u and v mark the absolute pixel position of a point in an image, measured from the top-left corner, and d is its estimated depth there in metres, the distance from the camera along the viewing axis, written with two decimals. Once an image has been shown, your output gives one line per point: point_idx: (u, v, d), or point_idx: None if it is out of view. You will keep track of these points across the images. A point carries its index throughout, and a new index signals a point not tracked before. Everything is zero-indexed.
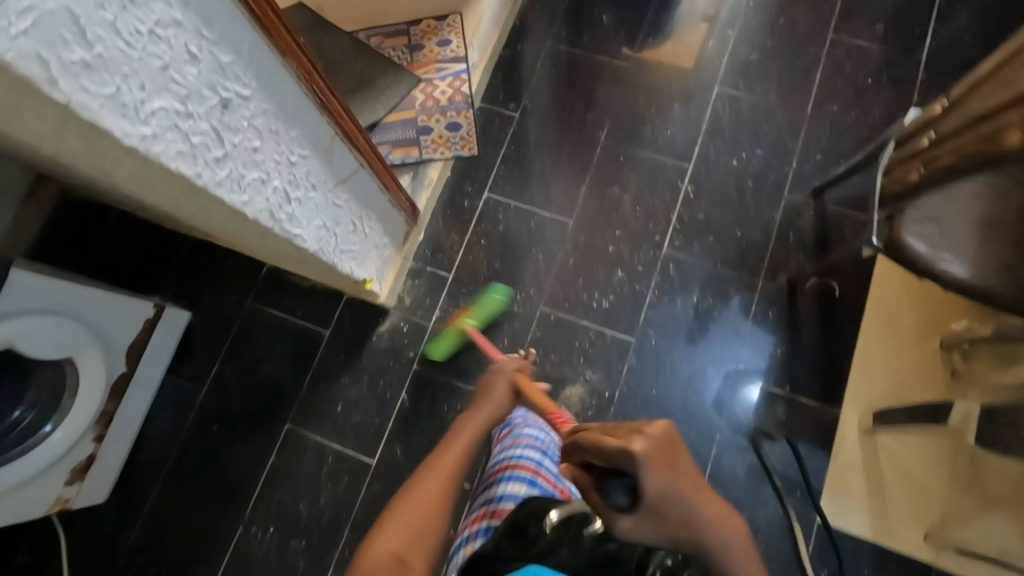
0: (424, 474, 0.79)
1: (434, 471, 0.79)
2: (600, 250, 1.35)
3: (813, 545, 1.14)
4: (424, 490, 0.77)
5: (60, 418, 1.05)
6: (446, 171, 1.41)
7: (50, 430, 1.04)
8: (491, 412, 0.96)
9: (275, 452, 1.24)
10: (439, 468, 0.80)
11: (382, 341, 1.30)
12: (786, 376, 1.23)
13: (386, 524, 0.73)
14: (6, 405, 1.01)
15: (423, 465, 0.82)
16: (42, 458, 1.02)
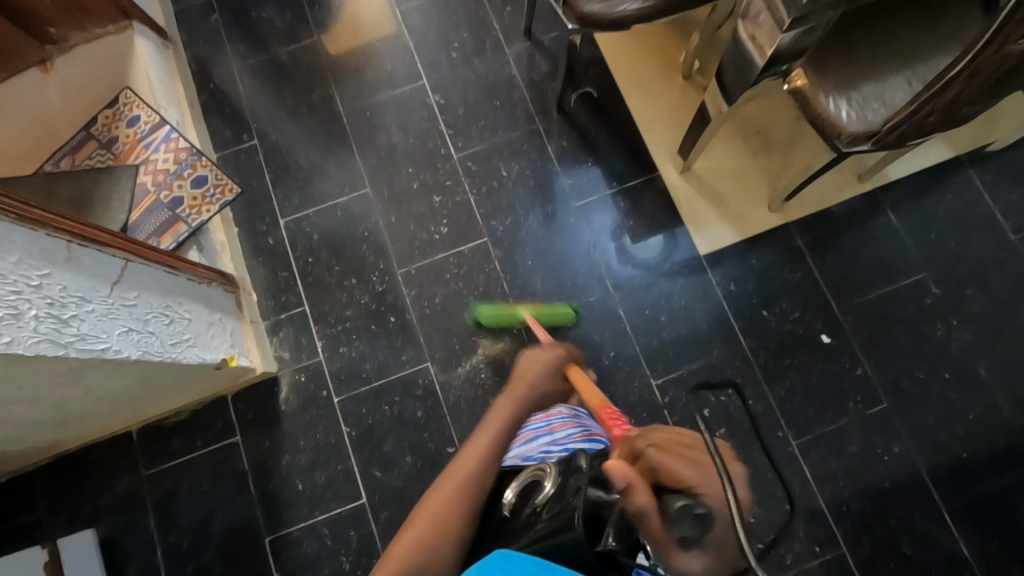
0: (453, 465, 0.75)
1: (459, 461, 0.75)
2: (409, 193, 1.39)
3: (713, 279, 1.31)
4: (450, 485, 0.72)
5: None
6: (236, 228, 1.36)
7: None
8: (528, 398, 0.89)
9: (276, 566, 1.21)
10: (461, 464, 0.75)
11: (293, 402, 1.28)
12: (608, 175, 1.38)
13: (411, 522, 0.69)
14: None
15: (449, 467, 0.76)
16: None
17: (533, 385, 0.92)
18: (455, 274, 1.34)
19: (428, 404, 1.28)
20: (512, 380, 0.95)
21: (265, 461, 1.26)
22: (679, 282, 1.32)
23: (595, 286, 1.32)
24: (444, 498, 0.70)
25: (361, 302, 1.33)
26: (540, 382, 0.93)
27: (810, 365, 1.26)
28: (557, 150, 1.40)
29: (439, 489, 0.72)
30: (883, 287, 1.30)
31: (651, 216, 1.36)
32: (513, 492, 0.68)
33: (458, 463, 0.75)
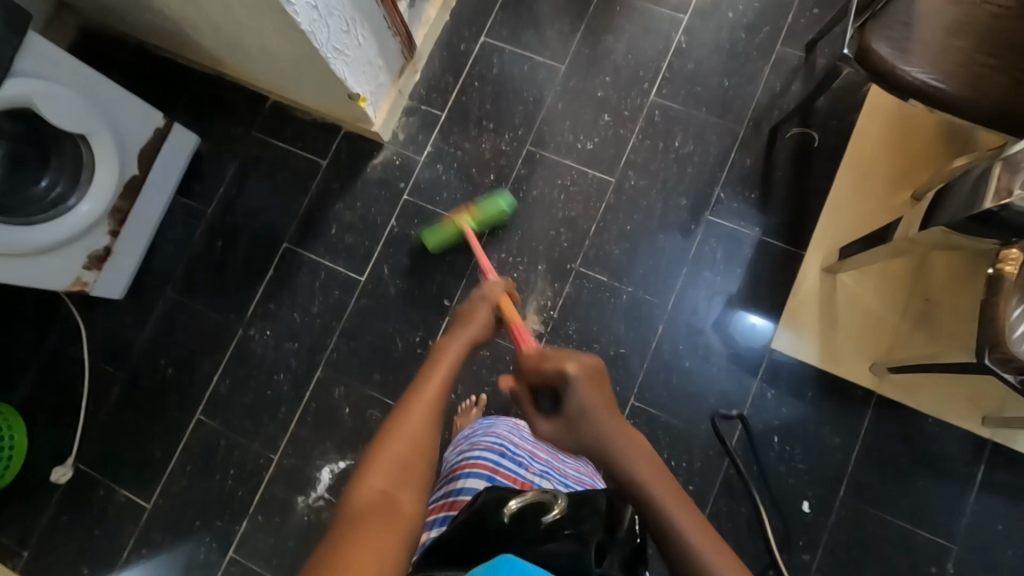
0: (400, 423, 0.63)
1: (414, 404, 0.65)
2: (589, 97, 1.38)
3: (756, 374, 1.22)
4: (411, 435, 0.63)
5: (83, 194, 1.18)
6: (448, 17, 1.44)
7: (74, 204, 1.17)
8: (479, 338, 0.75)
9: (274, 266, 1.40)
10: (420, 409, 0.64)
11: (376, 172, 1.40)
12: (756, 218, 1.29)
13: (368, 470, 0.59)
14: (36, 175, 1.14)
15: (388, 424, 0.64)
16: (70, 226, 1.15)
17: (484, 325, 0.77)
18: (564, 186, 1.35)
19: (459, 258, 1.35)
20: (454, 322, 0.76)
21: (326, 194, 1.41)
22: (727, 351, 1.24)
23: (659, 292, 1.28)
24: (408, 449, 0.61)
25: (481, 145, 1.39)
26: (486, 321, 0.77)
27: (769, 513, 1.17)
28: (736, 163, 1.31)
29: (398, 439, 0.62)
30: (902, 520, 1.14)
31: (759, 282, 1.26)
32: (514, 501, 0.56)
33: (412, 406, 0.65)
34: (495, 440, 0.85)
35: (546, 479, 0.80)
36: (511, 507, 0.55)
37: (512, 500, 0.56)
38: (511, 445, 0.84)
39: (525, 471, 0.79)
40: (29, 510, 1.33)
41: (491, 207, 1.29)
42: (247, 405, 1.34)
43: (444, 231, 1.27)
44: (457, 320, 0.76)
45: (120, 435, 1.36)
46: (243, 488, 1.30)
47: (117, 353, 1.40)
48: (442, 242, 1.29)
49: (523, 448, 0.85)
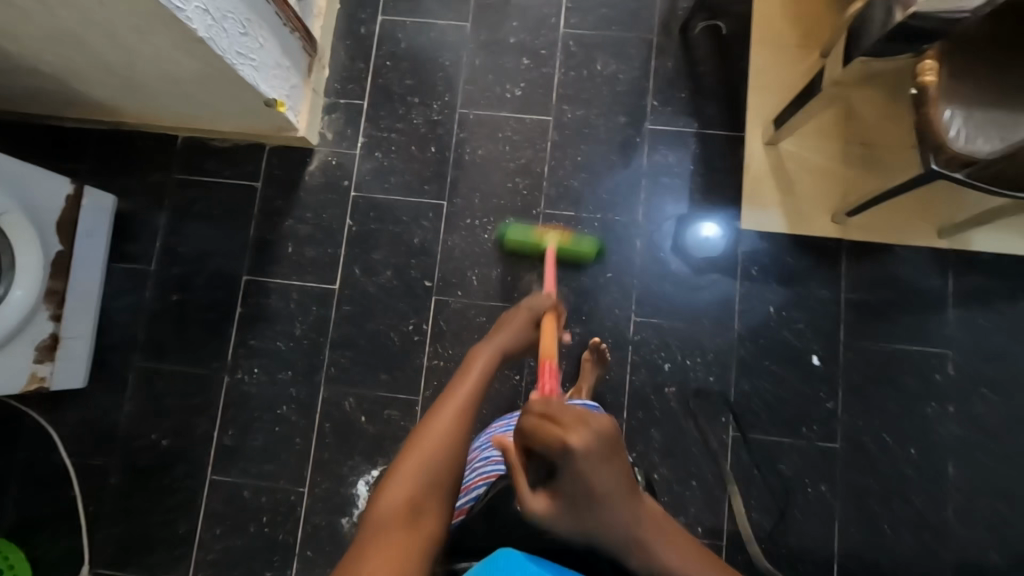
0: (434, 415, 0.67)
1: (443, 408, 0.67)
2: (503, 45, 1.38)
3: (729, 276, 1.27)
4: (442, 448, 0.64)
5: (12, 279, 1.08)
6: (339, 5, 1.40)
7: (6, 291, 1.07)
8: (503, 347, 0.83)
9: (241, 302, 1.33)
10: (439, 427, 0.65)
11: (316, 178, 1.35)
12: (693, 114, 1.33)
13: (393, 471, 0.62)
14: None
15: (420, 421, 0.67)
16: (8, 315, 1.06)
17: (511, 331, 0.86)
18: (506, 137, 1.35)
19: (427, 236, 1.33)
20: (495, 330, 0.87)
21: (271, 215, 1.35)
22: (692, 268, 1.28)
23: (626, 210, 1.31)
24: (429, 459, 0.62)
25: (413, 121, 1.36)
26: (515, 332, 0.86)
27: (786, 375, 1.23)
28: (659, 69, 1.35)
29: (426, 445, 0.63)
30: (900, 342, 1.23)
31: (714, 171, 1.32)
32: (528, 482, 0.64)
33: (437, 419, 0.66)
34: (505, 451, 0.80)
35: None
36: None
37: None
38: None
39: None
40: None
41: (578, 246, 1.25)
42: (259, 448, 1.28)
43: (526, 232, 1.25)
44: (499, 328, 0.88)
45: (133, 527, 1.26)
46: (282, 530, 1.24)
47: (101, 444, 1.30)
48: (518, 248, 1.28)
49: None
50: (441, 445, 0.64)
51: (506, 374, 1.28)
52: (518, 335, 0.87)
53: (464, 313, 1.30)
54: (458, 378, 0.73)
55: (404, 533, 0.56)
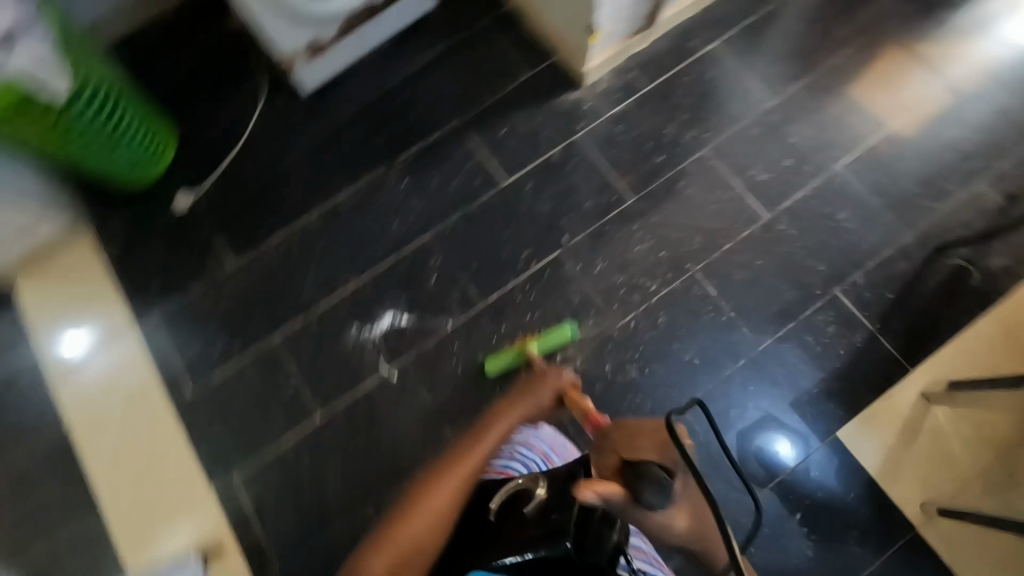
0: (439, 480, 0.82)
1: (450, 474, 0.83)
2: (782, 137, 1.44)
3: (766, 481, 1.20)
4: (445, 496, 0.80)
5: None
6: (694, 14, 1.53)
7: None
8: (528, 413, 0.96)
9: (439, 133, 1.50)
10: (464, 468, 0.84)
11: (565, 103, 1.49)
12: (881, 315, 1.29)
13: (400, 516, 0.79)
14: None
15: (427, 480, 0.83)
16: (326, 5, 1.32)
17: (538, 406, 0.98)
18: (719, 199, 1.40)
19: (597, 207, 1.41)
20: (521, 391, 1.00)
21: (513, 100, 1.51)
22: (738, 451, 1.23)
23: (755, 332, 1.30)
24: (431, 512, 0.78)
25: (666, 128, 1.46)
26: (531, 408, 0.96)
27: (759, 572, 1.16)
28: (886, 260, 1.33)
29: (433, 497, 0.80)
30: None
31: (856, 371, 1.26)
32: (496, 500, 0.77)
33: (442, 476, 0.83)
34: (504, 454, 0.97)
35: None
36: (494, 507, 0.76)
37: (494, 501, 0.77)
38: (524, 447, 0.98)
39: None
40: (142, 217, 1.48)
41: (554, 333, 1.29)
42: (354, 230, 1.43)
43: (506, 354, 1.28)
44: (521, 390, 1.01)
45: (240, 199, 1.48)
46: (314, 293, 1.39)
47: (273, 135, 1.52)
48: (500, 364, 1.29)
49: (530, 456, 0.97)
50: (441, 508, 0.78)
51: (551, 351, 1.31)
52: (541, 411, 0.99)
53: (567, 281, 1.35)
54: (450, 462, 0.85)
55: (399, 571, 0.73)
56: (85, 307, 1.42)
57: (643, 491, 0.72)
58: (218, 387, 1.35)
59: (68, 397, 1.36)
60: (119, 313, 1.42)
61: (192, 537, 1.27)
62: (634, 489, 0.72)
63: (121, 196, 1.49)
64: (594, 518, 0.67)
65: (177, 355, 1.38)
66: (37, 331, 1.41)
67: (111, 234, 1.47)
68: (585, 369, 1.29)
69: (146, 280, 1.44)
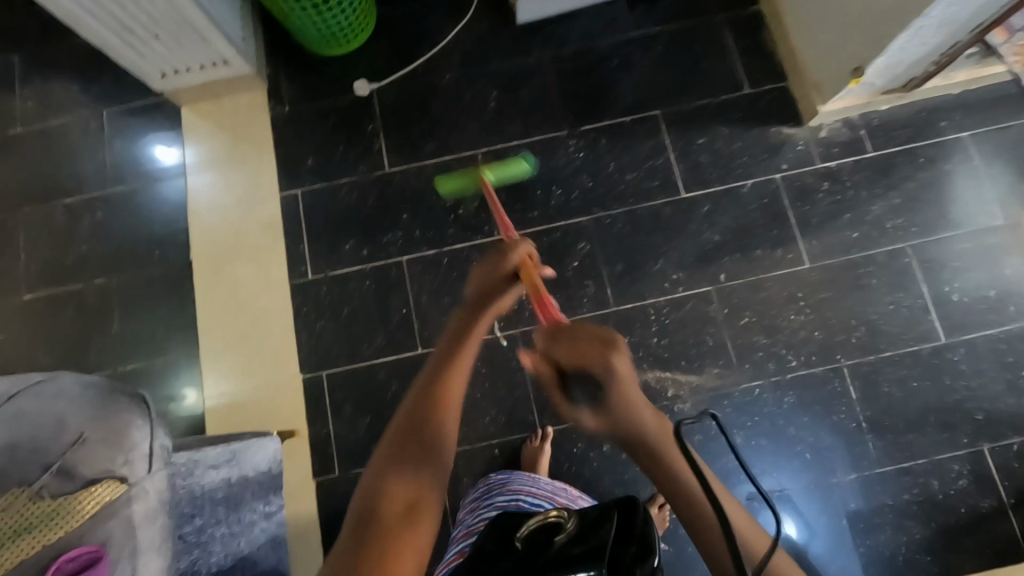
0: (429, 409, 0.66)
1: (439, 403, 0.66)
2: (997, 264, 1.27)
3: None
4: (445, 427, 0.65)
5: None
6: (958, 93, 1.35)
7: None
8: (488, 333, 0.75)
9: (632, 118, 1.39)
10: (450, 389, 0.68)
11: (776, 137, 1.36)
12: (1020, 492, 1.18)
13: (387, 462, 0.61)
14: None
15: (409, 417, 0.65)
16: None
17: (500, 303, 0.78)
18: (899, 302, 1.27)
19: (766, 259, 1.30)
20: (478, 279, 0.79)
21: (723, 112, 1.38)
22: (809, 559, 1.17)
23: (878, 452, 1.21)
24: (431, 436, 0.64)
25: (872, 204, 1.32)
26: (501, 290, 0.78)
27: None
28: None
29: (445, 422, 0.66)
30: None
31: (967, 535, 1.17)
32: (527, 526, 0.71)
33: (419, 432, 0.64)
34: (510, 501, 0.94)
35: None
36: (522, 535, 0.69)
37: (522, 530, 0.70)
38: (529, 494, 0.96)
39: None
40: (318, 87, 1.45)
41: (511, 167, 1.29)
42: (515, 182, 1.38)
43: (461, 179, 1.25)
44: (481, 275, 0.79)
45: (413, 108, 1.43)
46: (455, 229, 1.36)
47: (469, 53, 1.45)
48: (454, 186, 1.26)
49: (538, 500, 0.95)
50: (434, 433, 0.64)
51: (663, 382, 1.25)
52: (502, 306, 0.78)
53: (706, 321, 1.28)
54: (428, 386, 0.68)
55: (413, 527, 0.56)
56: (240, 157, 1.44)
57: (580, 394, 0.66)
58: (333, 282, 1.35)
59: (198, 237, 1.40)
60: (267, 176, 1.42)
61: (267, 412, 1.30)
62: (571, 394, 0.67)
63: (304, 59, 1.46)
64: (628, 554, 0.61)
65: (306, 236, 1.38)
66: (190, 163, 1.44)
67: (284, 93, 1.46)
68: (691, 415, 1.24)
69: (301, 152, 1.43)
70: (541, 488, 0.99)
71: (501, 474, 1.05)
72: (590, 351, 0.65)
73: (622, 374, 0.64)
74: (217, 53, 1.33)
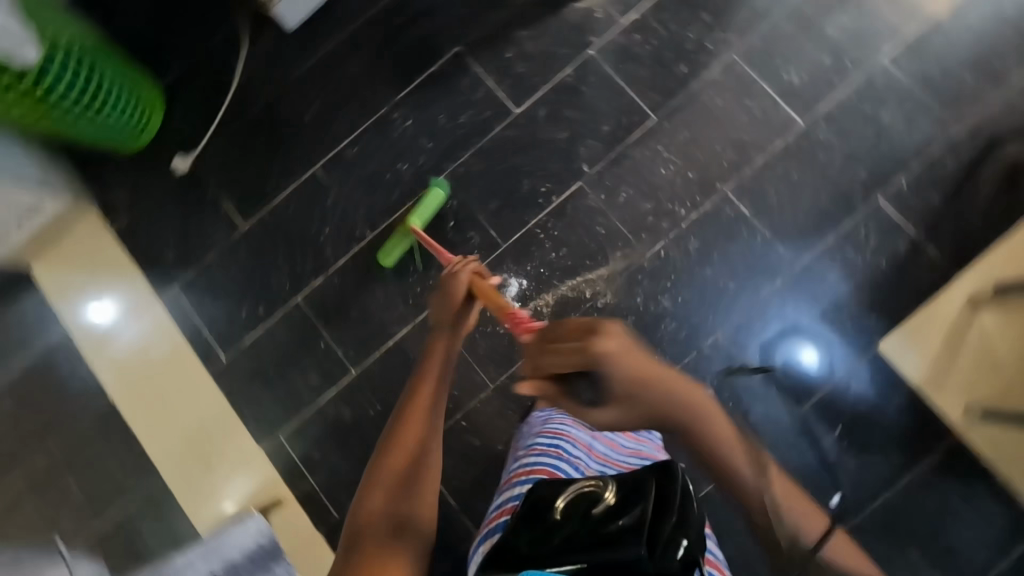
0: (393, 455, 0.85)
1: (399, 449, 0.85)
2: (820, 31, 1.29)
3: (803, 399, 1.21)
4: (400, 455, 0.85)
5: None
6: None
7: None
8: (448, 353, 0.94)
9: (440, 63, 1.37)
10: (404, 440, 0.86)
11: (574, 15, 1.35)
12: (927, 221, 1.22)
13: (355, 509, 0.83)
14: None
15: (369, 472, 0.86)
16: None
17: (450, 317, 0.95)
18: (750, 110, 1.29)
19: (617, 131, 1.31)
20: (437, 319, 0.96)
21: (517, 16, 1.36)
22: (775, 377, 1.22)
23: (793, 250, 1.25)
24: (392, 479, 0.83)
25: (686, 33, 1.32)
26: (444, 310, 0.96)
27: (798, 484, 1.19)
28: (934, 161, 1.23)
29: (381, 473, 0.84)
30: (921, 553, 1.16)
31: (898, 282, 1.22)
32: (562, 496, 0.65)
33: (368, 530, 0.78)
34: (550, 443, 0.87)
35: (604, 479, 0.83)
36: (557, 505, 0.64)
37: (557, 500, 0.65)
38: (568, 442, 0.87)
39: (583, 474, 0.82)
40: (143, 184, 1.42)
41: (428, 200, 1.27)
42: (365, 177, 1.36)
43: (396, 242, 1.28)
44: (435, 301, 0.97)
45: (238, 157, 1.41)
46: (332, 248, 1.35)
47: (263, 81, 1.42)
48: (394, 251, 1.29)
49: (579, 446, 0.87)
50: (401, 480, 0.83)
51: (580, 288, 1.27)
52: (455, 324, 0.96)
53: (591, 214, 1.29)
54: (393, 427, 0.88)
55: (390, 544, 0.78)
56: (106, 282, 1.41)
57: (585, 392, 0.70)
58: (248, 352, 1.35)
59: (105, 373, 1.37)
60: (140, 285, 1.40)
61: (249, 494, 1.31)
62: (574, 395, 0.70)
63: (118, 162, 1.43)
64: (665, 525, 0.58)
65: (204, 323, 1.37)
66: (62, 312, 1.40)
67: (116, 204, 1.42)
68: (617, 303, 1.26)
69: (159, 250, 1.40)
70: (582, 430, 0.92)
71: (543, 414, 1.01)
72: (574, 343, 0.70)
73: (615, 352, 0.69)
74: (27, 200, 1.29)
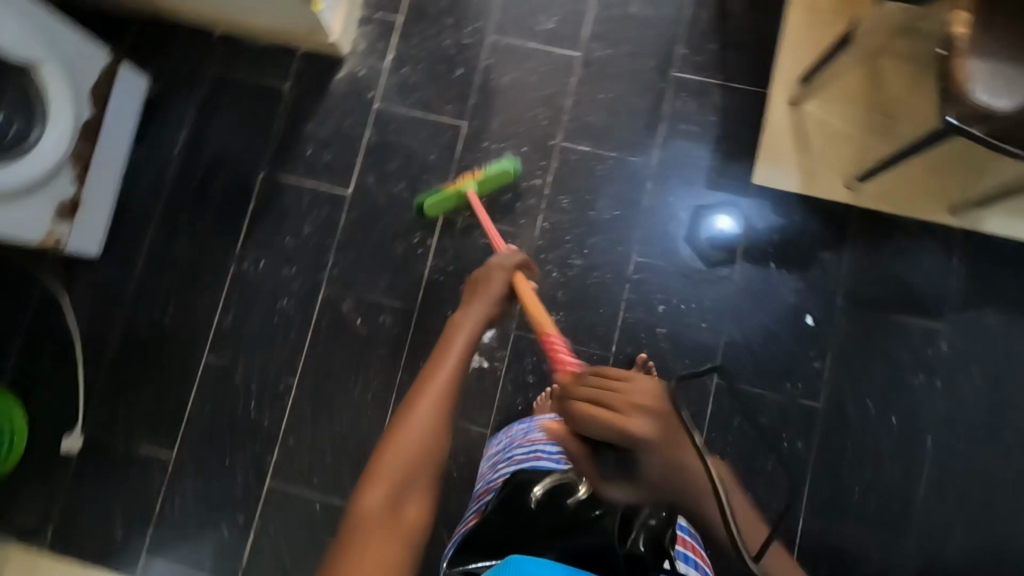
0: (422, 403, 0.75)
1: (422, 401, 0.75)
2: None
3: (732, 260, 1.29)
4: (425, 415, 0.75)
5: (43, 125, 1.16)
6: None
7: (36, 138, 1.15)
8: (480, 313, 0.87)
9: (255, 196, 1.35)
10: (422, 408, 0.75)
11: (342, 86, 1.37)
12: (721, 66, 1.35)
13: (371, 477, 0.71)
14: None
15: (388, 431, 0.75)
16: (41, 161, 1.13)
17: (485, 303, 0.88)
18: (534, 69, 1.37)
19: (443, 153, 1.35)
20: (471, 296, 0.90)
21: (295, 116, 1.37)
22: (700, 259, 1.29)
23: (642, 153, 1.33)
24: (419, 446, 0.73)
25: (443, 42, 1.38)
26: (490, 296, 0.89)
27: (775, 329, 1.26)
28: (692, 19, 1.37)
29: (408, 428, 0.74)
30: (897, 314, 1.26)
31: (733, 124, 1.33)
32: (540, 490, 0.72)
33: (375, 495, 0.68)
34: (529, 449, 0.87)
35: None
36: (537, 494, 0.72)
37: (538, 489, 0.73)
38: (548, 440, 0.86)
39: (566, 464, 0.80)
40: (48, 485, 1.28)
41: (493, 175, 1.25)
42: (255, 335, 1.31)
43: (447, 197, 1.23)
44: (473, 293, 0.90)
45: (125, 398, 1.31)
46: (269, 417, 1.28)
47: (103, 316, 1.33)
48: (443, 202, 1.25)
49: None
50: (426, 451, 0.73)
51: None
52: (491, 309, 0.88)
53: (469, 233, 1.31)
54: (418, 389, 0.77)
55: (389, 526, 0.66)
56: None
57: (618, 461, 0.58)
58: (254, 564, 1.24)
59: None
60: None
61: None
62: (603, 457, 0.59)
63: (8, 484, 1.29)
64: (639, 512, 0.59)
65: (193, 570, 1.25)
66: None
67: (32, 523, 1.27)
68: (541, 290, 1.29)
69: (103, 535, 1.27)
70: None
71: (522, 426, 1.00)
72: (615, 403, 0.60)
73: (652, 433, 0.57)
74: None
